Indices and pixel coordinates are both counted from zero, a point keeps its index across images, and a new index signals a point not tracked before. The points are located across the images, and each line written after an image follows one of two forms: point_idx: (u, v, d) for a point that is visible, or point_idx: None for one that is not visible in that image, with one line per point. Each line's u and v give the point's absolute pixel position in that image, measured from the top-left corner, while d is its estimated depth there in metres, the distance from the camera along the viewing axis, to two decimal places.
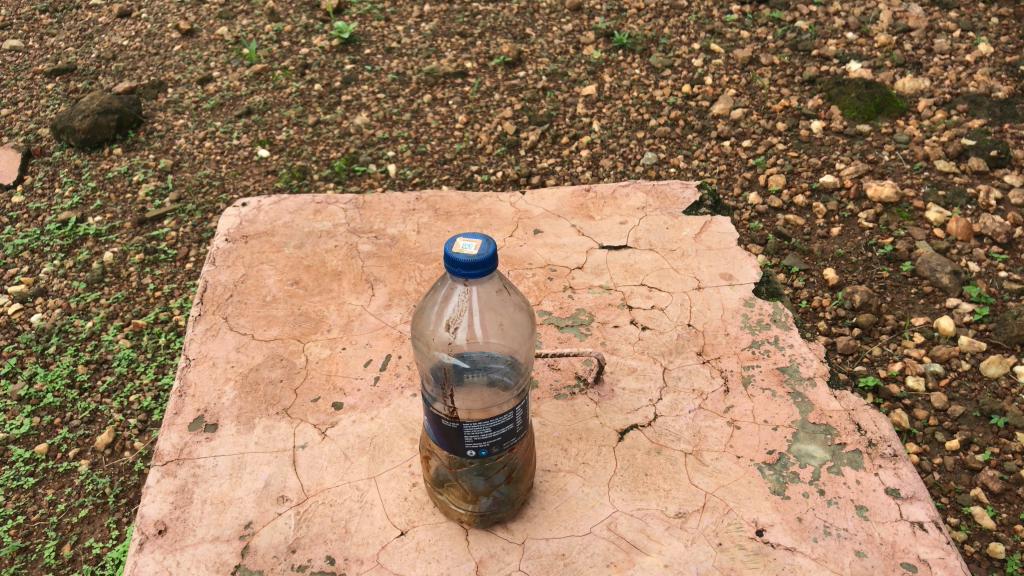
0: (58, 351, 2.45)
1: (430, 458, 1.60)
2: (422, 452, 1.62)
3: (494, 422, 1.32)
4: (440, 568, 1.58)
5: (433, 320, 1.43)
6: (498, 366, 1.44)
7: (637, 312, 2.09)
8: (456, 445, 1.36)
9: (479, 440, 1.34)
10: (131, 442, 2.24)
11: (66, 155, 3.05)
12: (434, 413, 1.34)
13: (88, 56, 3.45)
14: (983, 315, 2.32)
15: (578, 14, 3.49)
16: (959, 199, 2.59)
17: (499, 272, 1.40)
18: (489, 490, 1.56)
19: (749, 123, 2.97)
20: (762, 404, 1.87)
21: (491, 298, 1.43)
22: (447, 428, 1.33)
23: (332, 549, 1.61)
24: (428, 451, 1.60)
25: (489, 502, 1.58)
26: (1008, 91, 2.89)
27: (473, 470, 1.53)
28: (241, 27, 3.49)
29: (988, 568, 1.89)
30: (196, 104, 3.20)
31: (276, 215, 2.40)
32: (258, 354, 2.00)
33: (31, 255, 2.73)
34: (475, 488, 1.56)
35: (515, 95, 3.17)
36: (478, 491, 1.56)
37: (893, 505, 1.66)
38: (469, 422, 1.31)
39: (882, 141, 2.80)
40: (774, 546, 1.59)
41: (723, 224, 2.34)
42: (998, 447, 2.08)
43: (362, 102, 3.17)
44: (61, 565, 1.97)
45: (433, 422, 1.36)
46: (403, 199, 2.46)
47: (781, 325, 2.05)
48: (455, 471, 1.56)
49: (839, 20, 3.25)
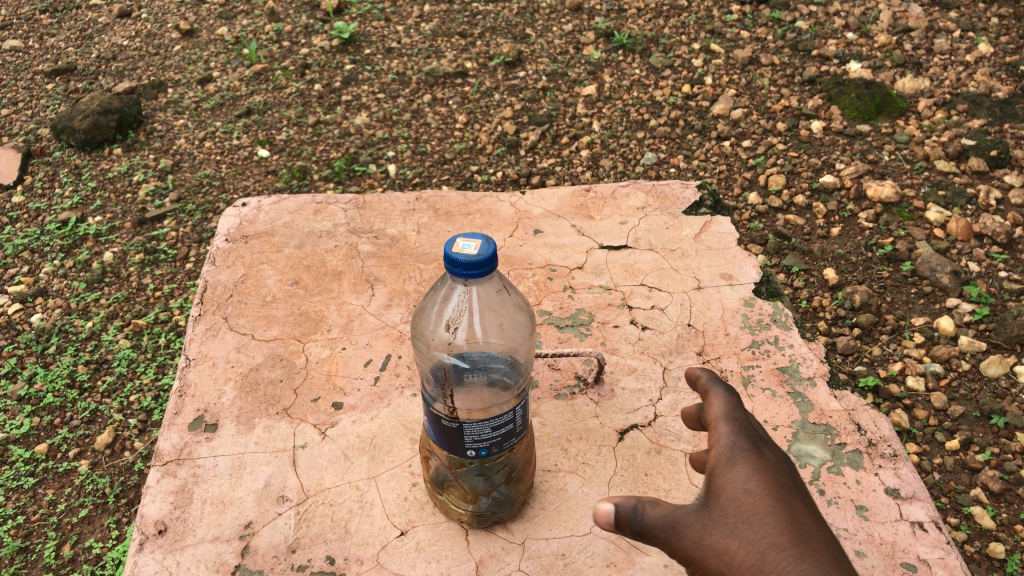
0: (58, 351, 2.45)
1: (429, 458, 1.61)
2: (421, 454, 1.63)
3: (493, 422, 1.32)
4: (440, 567, 1.58)
5: (433, 321, 1.43)
6: (498, 366, 1.44)
7: (637, 312, 2.09)
8: (456, 445, 1.35)
9: (479, 440, 1.33)
10: (131, 442, 2.24)
11: (66, 155, 3.05)
12: (433, 413, 1.34)
13: (88, 56, 3.45)
14: (983, 315, 2.32)
15: (578, 14, 3.49)
16: (959, 199, 2.59)
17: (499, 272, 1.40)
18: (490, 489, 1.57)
19: (749, 123, 2.97)
20: (762, 404, 1.87)
21: (491, 298, 1.44)
22: (445, 428, 1.32)
23: (332, 549, 1.61)
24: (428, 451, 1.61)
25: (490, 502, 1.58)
26: (1008, 91, 2.89)
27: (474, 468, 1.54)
28: (241, 27, 3.49)
29: (989, 568, 1.89)
30: (196, 104, 3.20)
31: (276, 215, 2.40)
32: (258, 354, 2.00)
33: (31, 255, 2.73)
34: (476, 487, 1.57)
35: (515, 95, 3.17)
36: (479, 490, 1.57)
37: (893, 505, 1.66)
38: (467, 422, 1.31)
39: (882, 141, 2.80)
40: None
41: (723, 224, 2.34)
42: (998, 447, 2.08)
43: (362, 102, 3.17)
44: (61, 565, 1.97)
45: (432, 424, 1.36)
46: (403, 199, 2.46)
47: (780, 325, 2.05)
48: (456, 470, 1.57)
49: (839, 21, 3.25)
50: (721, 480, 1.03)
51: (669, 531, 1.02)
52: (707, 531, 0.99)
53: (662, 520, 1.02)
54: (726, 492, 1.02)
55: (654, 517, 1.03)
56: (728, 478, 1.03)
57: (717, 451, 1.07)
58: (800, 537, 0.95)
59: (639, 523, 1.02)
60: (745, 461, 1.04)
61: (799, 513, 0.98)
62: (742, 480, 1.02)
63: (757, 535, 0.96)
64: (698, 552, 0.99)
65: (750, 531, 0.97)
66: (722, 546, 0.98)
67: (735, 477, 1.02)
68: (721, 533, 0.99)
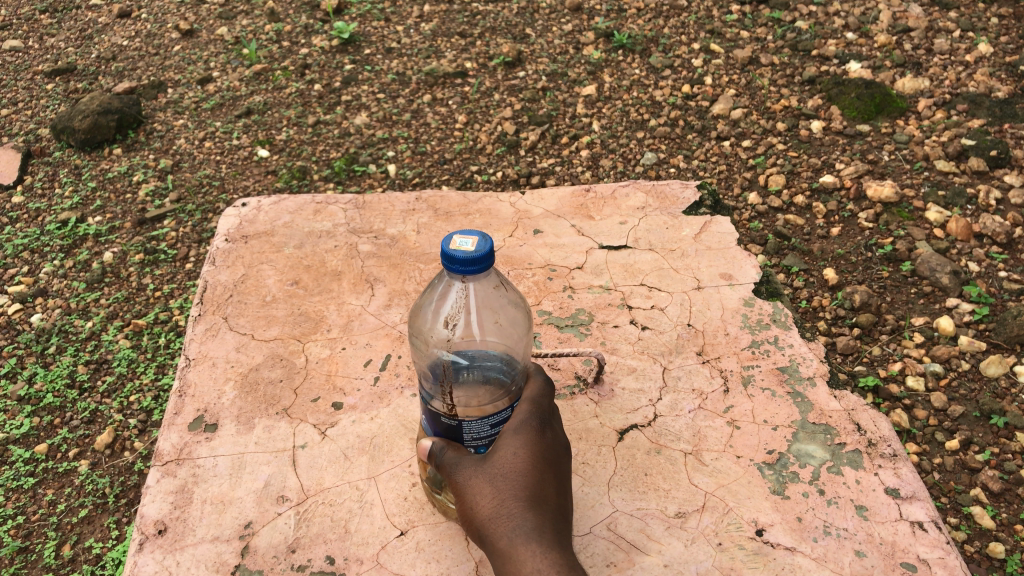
0: (58, 351, 2.45)
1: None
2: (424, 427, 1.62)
3: (493, 419, 1.31)
4: (440, 567, 1.58)
5: (431, 317, 1.44)
6: (494, 364, 1.44)
7: (637, 312, 2.09)
8: (456, 444, 1.34)
9: (479, 437, 1.32)
10: (130, 442, 2.24)
11: (66, 156, 3.05)
12: (431, 410, 1.32)
13: (89, 56, 3.45)
14: (982, 315, 2.32)
15: (578, 14, 3.49)
16: (959, 199, 2.59)
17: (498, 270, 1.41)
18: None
19: (749, 123, 2.97)
20: (762, 404, 1.87)
21: (490, 296, 1.44)
22: (444, 426, 1.31)
23: (332, 549, 1.61)
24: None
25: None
26: (1008, 91, 2.89)
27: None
28: (241, 27, 3.50)
29: (988, 568, 1.89)
30: (196, 104, 3.20)
31: (276, 215, 2.39)
32: (258, 354, 2.00)
33: (31, 255, 2.73)
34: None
35: (515, 95, 3.17)
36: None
37: (892, 505, 1.67)
38: (468, 419, 1.29)
39: (882, 141, 2.80)
40: (774, 545, 1.60)
41: (723, 224, 2.34)
42: (998, 447, 2.09)
43: (362, 102, 3.17)
44: (61, 565, 1.97)
45: (429, 421, 1.34)
46: (403, 199, 2.46)
47: (780, 324, 2.05)
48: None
49: (839, 20, 3.25)
50: (502, 441, 1.32)
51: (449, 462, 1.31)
52: (475, 471, 1.29)
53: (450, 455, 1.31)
54: (500, 451, 1.30)
55: (452, 455, 1.32)
56: (507, 436, 1.33)
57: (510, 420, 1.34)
58: (538, 495, 1.27)
59: (442, 457, 1.32)
60: (525, 427, 1.34)
61: (546, 476, 1.30)
62: (514, 447, 1.31)
63: (508, 482, 1.27)
64: (463, 485, 1.29)
65: (505, 476, 1.28)
66: (480, 482, 1.28)
67: (511, 441, 1.31)
68: (482, 472, 1.29)
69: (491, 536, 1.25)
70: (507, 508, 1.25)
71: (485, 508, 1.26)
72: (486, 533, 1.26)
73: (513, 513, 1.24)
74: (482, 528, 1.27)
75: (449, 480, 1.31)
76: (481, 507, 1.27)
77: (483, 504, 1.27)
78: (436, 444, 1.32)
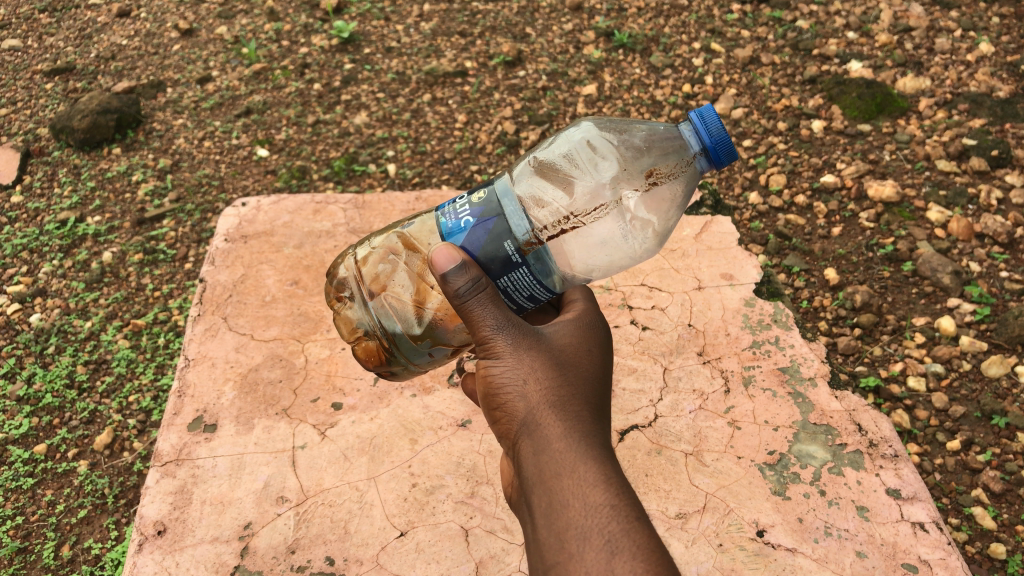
0: (58, 351, 2.44)
1: (407, 251, 1.53)
2: (404, 234, 1.54)
3: (538, 292, 1.33)
4: (440, 568, 1.61)
5: (620, 171, 1.46)
6: (599, 236, 1.43)
7: (637, 312, 2.07)
8: (490, 271, 1.30)
9: (512, 289, 1.32)
10: (130, 442, 2.24)
11: (65, 155, 3.02)
12: (498, 226, 1.30)
13: (88, 56, 3.42)
14: (984, 315, 2.32)
15: (578, 14, 3.47)
16: (960, 199, 2.59)
17: (686, 195, 1.48)
18: (426, 341, 1.50)
19: (749, 123, 2.96)
20: (763, 404, 1.87)
21: (654, 206, 1.46)
22: (502, 251, 1.29)
23: (332, 550, 1.63)
24: (420, 246, 1.52)
25: (398, 351, 1.52)
26: (1008, 90, 2.87)
27: (431, 317, 1.50)
28: (240, 27, 3.48)
29: (989, 569, 1.92)
30: (196, 104, 3.19)
31: (275, 215, 2.37)
32: (258, 354, 2.00)
33: (31, 255, 2.72)
34: (405, 330, 1.50)
35: (515, 95, 3.15)
36: (404, 335, 1.49)
37: (893, 505, 1.68)
38: (528, 267, 1.30)
39: (882, 141, 2.79)
40: (774, 546, 1.62)
41: (724, 224, 2.31)
42: (998, 447, 2.10)
43: (362, 102, 3.16)
44: (61, 565, 1.99)
45: (474, 230, 1.30)
46: (403, 199, 2.42)
47: (781, 325, 2.03)
48: (415, 299, 1.50)
49: (839, 20, 3.24)
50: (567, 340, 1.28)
51: (501, 322, 1.22)
52: (538, 349, 1.23)
53: (502, 311, 1.22)
54: (567, 347, 1.27)
55: (484, 306, 1.22)
56: (570, 334, 1.30)
57: (580, 323, 1.33)
58: (600, 411, 1.22)
59: (475, 298, 1.21)
60: (587, 333, 1.31)
61: (606, 400, 1.26)
62: (581, 348, 1.28)
63: (575, 383, 1.22)
64: (517, 349, 1.22)
65: (572, 376, 1.22)
66: (542, 368, 1.22)
67: (581, 344, 1.29)
68: (545, 357, 1.23)
69: (541, 431, 1.16)
70: (572, 409, 1.18)
71: (544, 397, 1.19)
72: (534, 426, 1.18)
73: (582, 416, 1.18)
74: (529, 417, 1.19)
75: (488, 335, 1.22)
76: (537, 395, 1.19)
77: (539, 391, 1.20)
78: (481, 280, 1.22)
